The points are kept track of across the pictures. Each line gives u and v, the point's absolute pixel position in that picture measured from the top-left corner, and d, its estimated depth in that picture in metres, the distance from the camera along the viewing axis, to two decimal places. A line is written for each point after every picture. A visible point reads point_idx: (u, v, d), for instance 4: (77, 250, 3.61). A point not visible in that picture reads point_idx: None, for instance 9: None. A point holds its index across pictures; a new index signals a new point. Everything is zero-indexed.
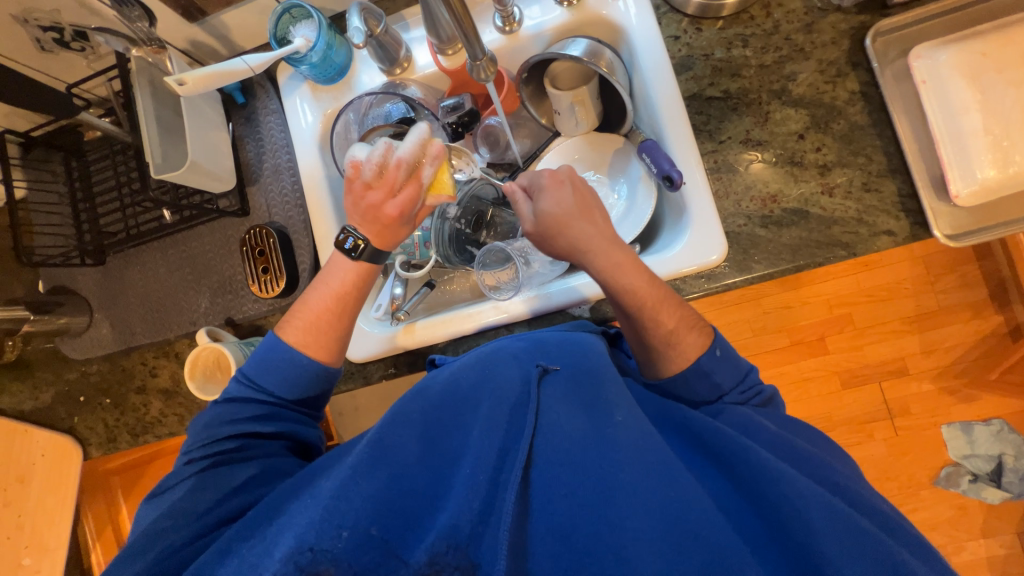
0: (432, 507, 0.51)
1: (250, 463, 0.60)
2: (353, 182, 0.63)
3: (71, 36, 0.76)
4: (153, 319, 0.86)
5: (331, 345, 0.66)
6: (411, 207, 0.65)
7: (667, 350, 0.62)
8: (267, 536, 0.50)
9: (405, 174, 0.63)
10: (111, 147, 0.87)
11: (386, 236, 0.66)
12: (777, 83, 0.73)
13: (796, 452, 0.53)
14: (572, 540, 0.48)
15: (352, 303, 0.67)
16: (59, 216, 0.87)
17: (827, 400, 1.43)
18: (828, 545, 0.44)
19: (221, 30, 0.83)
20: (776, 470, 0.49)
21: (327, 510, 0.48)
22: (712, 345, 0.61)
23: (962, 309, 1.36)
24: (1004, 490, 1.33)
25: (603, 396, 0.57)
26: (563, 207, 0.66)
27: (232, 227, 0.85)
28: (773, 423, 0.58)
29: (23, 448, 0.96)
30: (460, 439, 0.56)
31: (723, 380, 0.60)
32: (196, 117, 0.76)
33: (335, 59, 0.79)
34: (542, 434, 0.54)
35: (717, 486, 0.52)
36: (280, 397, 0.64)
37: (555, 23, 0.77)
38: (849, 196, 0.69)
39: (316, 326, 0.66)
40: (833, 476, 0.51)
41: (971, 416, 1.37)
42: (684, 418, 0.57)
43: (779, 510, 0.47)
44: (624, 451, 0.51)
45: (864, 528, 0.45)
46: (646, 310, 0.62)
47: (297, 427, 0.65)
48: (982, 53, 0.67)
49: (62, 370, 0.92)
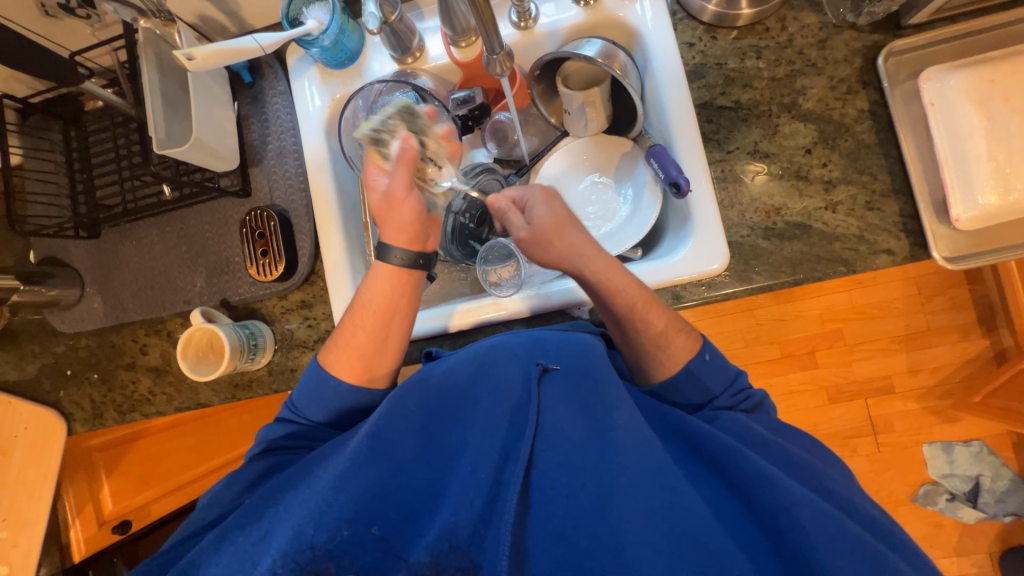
0: (432, 504, 0.52)
1: (254, 459, 0.63)
2: (372, 182, 0.70)
3: (77, 3, 0.74)
4: (147, 296, 0.85)
5: (342, 338, 0.66)
6: (410, 197, 0.67)
7: (657, 353, 0.62)
8: (266, 530, 0.50)
9: (404, 151, 0.65)
10: (112, 118, 0.85)
11: (407, 239, 0.67)
12: (788, 97, 0.73)
13: (789, 460, 0.54)
14: (572, 543, 0.48)
15: (385, 316, 0.66)
16: (54, 186, 0.85)
17: (815, 414, 1.44)
18: (824, 552, 0.45)
19: (232, 6, 0.81)
20: (771, 477, 0.49)
21: (325, 502, 0.49)
22: (701, 349, 0.62)
23: (950, 331, 1.39)
24: (980, 509, 1.36)
25: (602, 396, 0.56)
26: (557, 215, 0.67)
27: (232, 208, 0.83)
28: (764, 428, 0.58)
29: (6, 420, 0.93)
30: (459, 436, 0.56)
31: (712, 385, 0.61)
32: (203, 94, 0.75)
33: (346, 44, 0.78)
34: (543, 437, 0.54)
35: (711, 492, 0.52)
36: (314, 420, 0.65)
37: (571, 22, 0.77)
38: (852, 213, 0.70)
39: (344, 335, 0.66)
40: (822, 483, 0.52)
41: (953, 436, 1.39)
42: (680, 423, 0.56)
43: (775, 516, 0.47)
44: (624, 456, 0.51)
45: (860, 538, 0.46)
46: (638, 310, 0.62)
47: (301, 416, 0.65)
48: (990, 80, 0.67)
49: (49, 343, 0.90)
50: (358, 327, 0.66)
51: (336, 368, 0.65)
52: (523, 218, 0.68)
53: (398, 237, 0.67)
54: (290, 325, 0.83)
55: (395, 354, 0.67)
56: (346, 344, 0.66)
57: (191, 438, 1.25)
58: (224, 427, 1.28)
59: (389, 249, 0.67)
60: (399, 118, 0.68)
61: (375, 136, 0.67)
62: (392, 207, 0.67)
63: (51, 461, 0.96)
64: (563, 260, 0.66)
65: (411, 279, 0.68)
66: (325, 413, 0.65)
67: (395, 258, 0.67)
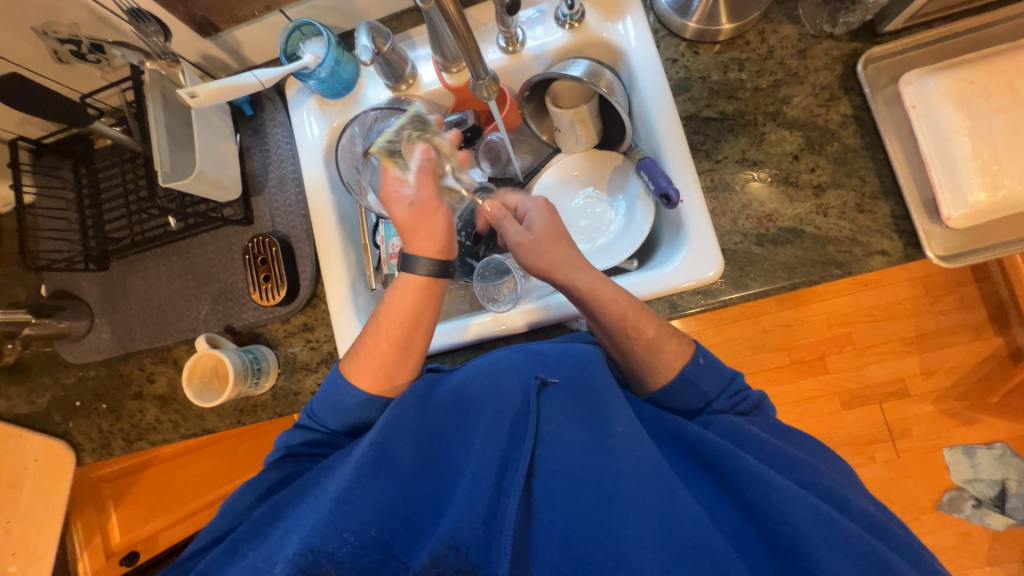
0: (433, 512, 0.52)
1: (261, 479, 0.62)
2: (393, 195, 0.70)
3: (88, 49, 0.78)
4: (154, 324, 0.86)
5: (364, 347, 0.67)
6: (441, 206, 0.70)
7: (651, 360, 0.62)
8: (270, 541, 0.51)
9: (426, 162, 0.69)
10: (121, 155, 0.88)
11: (430, 248, 0.69)
12: (772, 106, 0.74)
13: (781, 457, 0.53)
14: (572, 549, 0.48)
15: (409, 323, 0.67)
16: (66, 222, 0.88)
17: (829, 420, 1.41)
18: (813, 544, 0.44)
19: (233, 45, 0.85)
20: (764, 476, 0.48)
21: (329, 513, 0.49)
22: (695, 354, 0.62)
23: (961, 330, 1.37)
24: (1008, 516, 1.31)
25: (602, 404, 0.56)
26: (556, 226, 0.69)
27: (235, 235, 0.86)
28: (765, 433, 0.57)
29: (16, 453, 0.93)
30: (459, 448, 0.56)
31: (708, 388, 0.61)
32: (206, 128, 0.78)
33: (342, 75, 0.81)
34: (542, 445, 0.54)
35: (707, 494, 0.51)
36: (330, 429, 0.65)
37: (557, 45, 0.79)
38: (844, 216, 0.70)
39: (378, 349, 0.66)
40: (818, 479, 0.51)
41: (973, 439, 1.36)
42: (678, 429, 0.56)
43: (771, 517, 0.46)
44: (623, 462, 0.51)
45: (852, 533, 0.45)
46: (629, 318, 0.63)
47: (318, 423, 0.65)
48: (969, 81, 0.68)
49: (59, 374, 0.92)
50: (382, 337, 0.66)
51: (358, 380, 0.65)
52: (520, 226, 0.70)
53: (429, 248, 0.69)
54: (293, 348, 0.84)
55: (414, 366, 0.67)
56: (370, 353, 0.66)
57: (198, 464, 1.26)
58: (232, 454, 1.29)
59: (415, 260, 0.68)
60: (411, 128, 0.72)
61: (390, 148, 0.71)
62: (423, 217, 0.69)
63: (59, 493, 0.96)
64: (552, 271, 0.66)
65: (435, 286, 0.69)
66: (339, 422, 0.65)
67: (421, 269, 0.68)
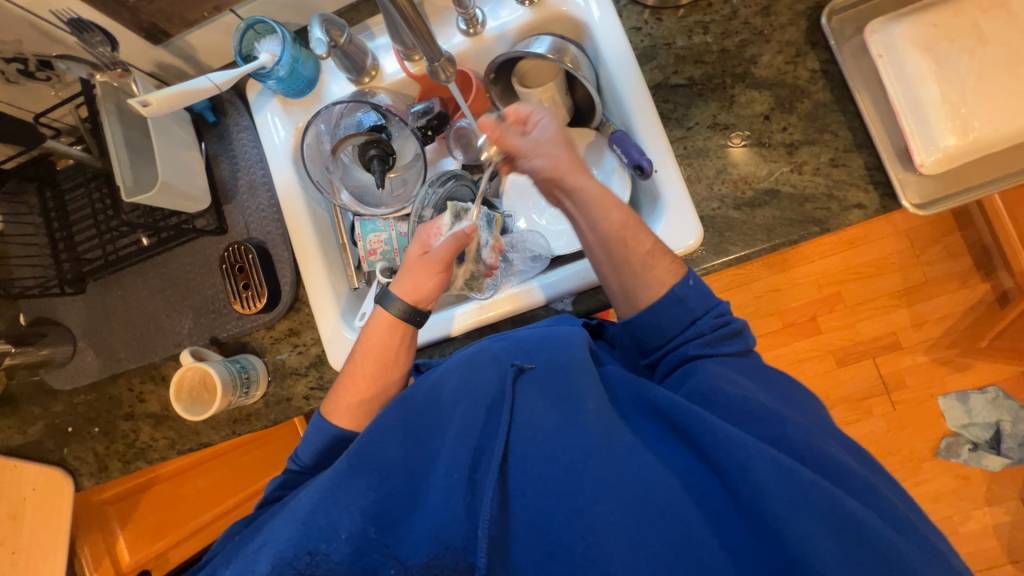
0: (410, 511, 0.51)
1: None
2: (424, 238, 0.70)
3: (36, 67, 0.75)
4: (138, 343, 0.85)
5: (346, 383, 0.67)
6: (443, 270, 0.67)
7: (644, 272, 0.63)
8: (249, 556, 0.50)
9: (461, 232, 0.68)
10: (85, 174, 0.86)
11: (410, 290, 0.67)
12: (739, 67, 0.73)
13: (747, 412, 0.51)
14: (547, 533, 0.48)
15: (388, 351, 0.66)
16: (37, 247, 0.86)
17: (824, 380, 1.43)
18: (772, 499, 0.44)
19: (188, 50, 0.83)
20: (728, 437, 0.47)
21: (305, 526, 0.49)
22: (685, 275, 0.62)
23: (948, 279, 1.38)
24: (1005, 456, 1.35)
25: (573, 384, 0.56)
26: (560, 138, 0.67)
27: (211, 246, 0.84)
28: (737, 379, 0.56)
29: (11, 484, 0.92)
30: (436, 442, 0.55)
31: (695, 306, 0.61)
32: (165, 137, 0.76)
33: (302, 72, 0.79)
34: (516, 431, 0.54)
35: (680, 461, 0.51)
36: (303, 463, 0.65)
37: (518, 23, 0.78)
38: (818, 171, 0.70)
39: (360, 390, 0.65)
40: (781, 433, 0.49)
41: (966, 385, 1.38)
42: (651, 399, 0.55)
43: (734, 477, 0.46)
44: (594, 440, 0.51)
45: (811, 482, 0.44)
46: (629, 228, 0.64)
47: (293, 460, 0.65)
48: (934, 25, 0.67)
49: (49, 403, 0.91)
50: (359, 373, 0.66)
51: (338, 422, 0.65)
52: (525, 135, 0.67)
53: (408, 291, 0.67)
54: (281, 355, 0.84)
55: (399, 377, 0.67)
56: (350, 390, 0.66)
57: (202, 480, 1.26)
58: (235, 465, 1.29)
59: (393, 298, 0.67)
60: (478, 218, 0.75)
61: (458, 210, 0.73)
62: (426, 267, 0.67)
63: (61, 519, 0.96)
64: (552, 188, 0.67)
65: (404, 327, 0.67)
66: (326, 430, 0.65)
67: (395, 309, 0.66)
